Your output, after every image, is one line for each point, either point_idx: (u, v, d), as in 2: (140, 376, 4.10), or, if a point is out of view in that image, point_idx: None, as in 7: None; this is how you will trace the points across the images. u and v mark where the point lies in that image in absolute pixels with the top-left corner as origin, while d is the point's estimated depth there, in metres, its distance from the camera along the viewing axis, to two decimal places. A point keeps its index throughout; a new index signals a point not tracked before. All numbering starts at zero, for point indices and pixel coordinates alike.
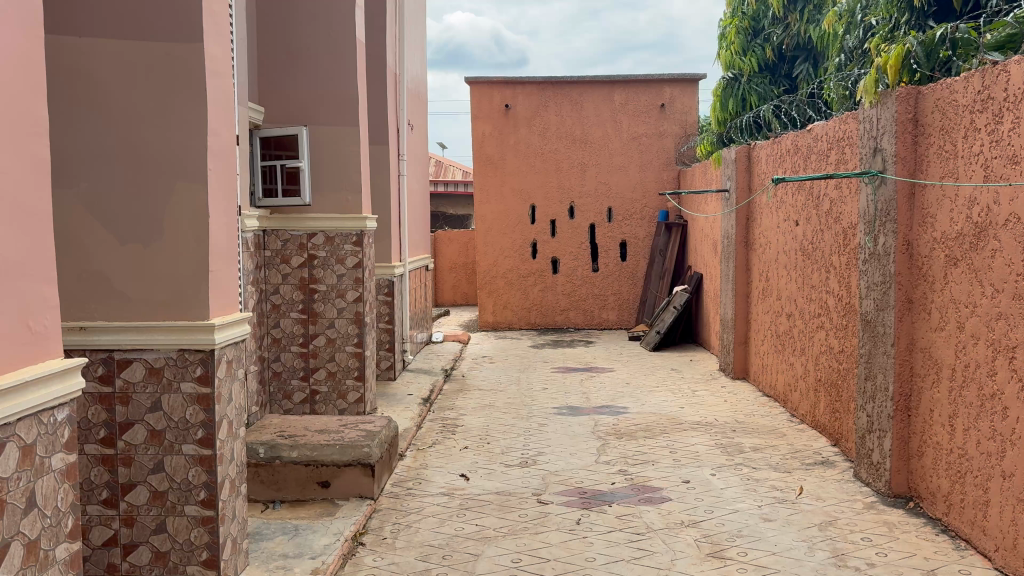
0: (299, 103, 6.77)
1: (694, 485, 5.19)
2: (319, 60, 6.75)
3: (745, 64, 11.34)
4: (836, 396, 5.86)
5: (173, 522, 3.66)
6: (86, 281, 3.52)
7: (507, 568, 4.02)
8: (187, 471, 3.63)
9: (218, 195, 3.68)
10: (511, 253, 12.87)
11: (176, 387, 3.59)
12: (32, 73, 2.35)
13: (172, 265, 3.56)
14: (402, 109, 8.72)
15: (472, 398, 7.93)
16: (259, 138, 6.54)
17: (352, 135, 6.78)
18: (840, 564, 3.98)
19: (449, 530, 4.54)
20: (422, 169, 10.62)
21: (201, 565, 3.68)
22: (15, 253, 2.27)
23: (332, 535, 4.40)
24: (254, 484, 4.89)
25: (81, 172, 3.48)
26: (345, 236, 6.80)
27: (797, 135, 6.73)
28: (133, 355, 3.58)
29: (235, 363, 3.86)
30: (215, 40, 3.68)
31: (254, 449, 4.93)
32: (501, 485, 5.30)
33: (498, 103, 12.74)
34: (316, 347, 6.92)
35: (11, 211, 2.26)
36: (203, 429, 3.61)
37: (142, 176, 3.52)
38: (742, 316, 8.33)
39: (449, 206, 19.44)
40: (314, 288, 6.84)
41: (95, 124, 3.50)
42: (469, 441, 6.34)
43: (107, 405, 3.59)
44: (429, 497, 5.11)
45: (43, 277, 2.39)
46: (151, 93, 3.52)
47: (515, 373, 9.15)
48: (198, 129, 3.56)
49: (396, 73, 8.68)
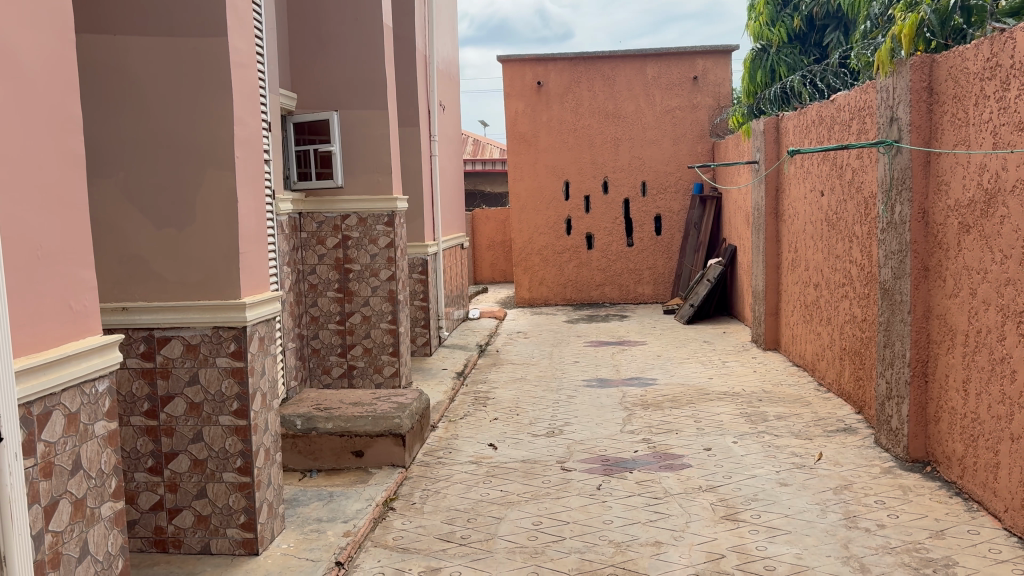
0: (330, 87, 6.97)
1: (715, 452, 5.33)
2: (347, 46, 6.94)
3: (774, 35, 11.27)
4: (859, 364, 5.93)
5: (212, 488, 3.92)
6: (126, 264, 3.77)
7: (528, 530, 4.22)
8: (224, 440, 3.88)
9: (246, 181, 3.90)
10: (546, 229, 13.01)
11: (212, 362, 3.83)
12: (66, 73, 2.57)
13: (205, 248, 3.79)
14: (432, 90, 8.88)
15: (504, 372, 8.13)
16: (293, 124, 6.78)
17: (382, 118, 6.96)
18: (850, 525, 4.10)
19: (475, 496, 4.75)
20: (454, 149, 10.78)
21: (239, 527, 3.94)
22: (54, 240, 2.49)
23: (365, 500, 4.64)
24: (292, 454, 5.15)
25: (121, 163, 3.73)
26: (377, 217, 7.03)
27: (821, 106, 6.75)
28: (171, 333, 3.83)
29: (267, 339, 4.10)
30: (240, 33, 3.88)
31: (291, 421, 5.18)
32: (527, 453, 5.50)
33: (530, 81, 12.82)
34: (353, 325, 7.17)
35: (49, 201, 2.48)
36: (238, 400, 3.85)
37: (173, 165, 3.75)
38: (773, 287, 8.38)
39: (488, 184, 19.64)
40: (349, 267, 7.07)
41: (128, 116, 3.74)
42: (499, 413, 6.55)
43: (149, 378, 3.86)
44: (458, 465, 5.33)
45: (82, 262, 2.63)
46: (181, 87, 3.74)
47: (548, 347, 9.33)
48: (226, 119, 3.76)
49: (426, 55, 8.84)
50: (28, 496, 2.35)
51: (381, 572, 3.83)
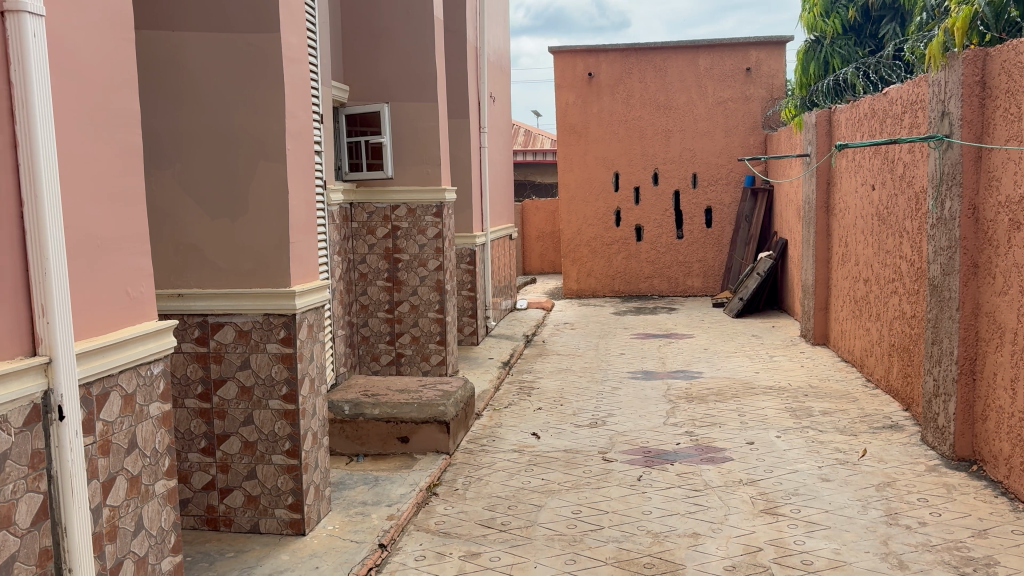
0: (382, 80, 7.09)
1: (757, 446, 5.33)
2: (398, 38, 7.05)
3: (828, 27, 11.11)
4: (907, 360, 5.86)
5: (262, 469, 4.07)
6: (181, 252, 3.93)
7: (567, 518, 4.29)
8: (274, 423, 4.02)
9: (296, 173, 4.02)
10: (595, 221, 13.01)
11: (263, 348, 3.97)
12: (123, 72, 2.70)
13: (256, 237, 3.92)
14: (483, 81, 8.95)
15: (549, 362, 8.20)
16: (345, 115, 6.93)
17: (431, 110, 7.06)
18: (891, 522, 4.08)
19: (516, 483, 4.84)
20: (504, 140, 10.84)
21: (287, 508, 4.08)
22: (113, 230, 2.63)
23: (409, 485, 4.76)
24: (339, 439, 5.28)
25: (178, 156, 3.89)
26: (426, 208, 7.16)
27: (873, 99, 6.65)
28: (224, 319, 3.97)
29: (316, 326, 4.23)
30: (291, 29, 3.99)
31: (339, 407, 5.33)
32: (569, 443, 5.56)
33: (581, 72, 12.81)
34: (401, 313, 7.30)
35: (108, 193, 2.62)
36: (287, 385, 3.99)
37: (227, 157, 3.89)
38: (822, 281, 8.29)
39: (538, 175, 19.67)
40: (398, 257, 7.18)
41: (185, 109, 3.89)
42: (543, 403, 6.61)
43: (203, 362, 4.01)
44: (501, 453, 5.42)
45: (138, 251, 2.77)
46: (235, 82, 3.88)
47: (594, 339, 9.36)
48: (276, 112, 3.88)
49: (476, 47, 8.92)
50: (87, 471, 2.49)
51: (423, 555, 3.94)
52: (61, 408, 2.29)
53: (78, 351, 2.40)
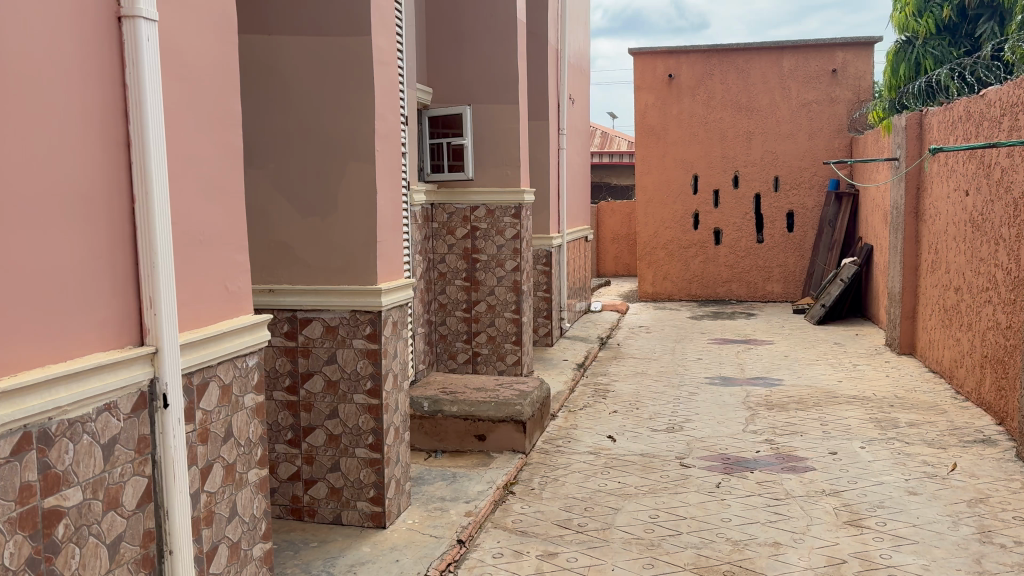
0: (464, 82, 7.17)
1: (841, 456, 5.20)
2: (481, 40, 7.11)
3: (921, 26, 10.77)
4: (1002, 373, 5.64)
5: (345, 462, 4.17)
6: (274, 249, 4.06)
7: (644, 522, 4.27)
8: (358, 417, 4.11)
9: (385, 173, 4.10)
10: (672, 224, 12.89)
11: (349, 343, 4.07)
12: (227, 74, 2.81)
13: (345, 235, 4.01)
14: (563, 83, 8.97)
15: (625, 366, 8.16)
16: (428, 118, 7.02)
17: (512, 112, 7.10)
18: (984, 540, 3.93)
19: (593, 485, 4.83)
20: (582, 142, 10.83)
21: (369, 502, 4.17)
22: (215, 226, 2.74)
23: (486, 483, 4.80)
24: (418, 434, 5.38)
25: (272, 156, 4.01)
26: (505, 209, 7.21)
27: (970, 101, 6.42)
28: (313, 315, 4.08)
29: (400, 324, 4.31)
30: (382, 32, 4.07)
31: (418, 403, 5.42)
32: (646, 447, 5.52)
33: (661, 74, 12.73)
34: (478, 313, 7.36)
35: (212, 191, 2.72)
36: (371, 380, 4.07)
37: (319, 157, 3.99)
38: (910, 289, 8.03)
39: (614, 177, 19.58)
40: (476, 257, 7.28)
41: (279, 111, 4.01)
42: (619, 406, 6.58)
43: (291, 356, 4.14)
44: (577, 454, 5.42)
45: (238, 247, 2.87)
46: (328, 85, 3.98)
47: (671, 343, 9.27)
48: (367, 114, 3.96)
49: (557, 49, 8.94)
50: (187, 458, 2.59)
51: (501, 552, 3.97)
52: (165, 396, 2.40)
53: (183, 341, 2.51)
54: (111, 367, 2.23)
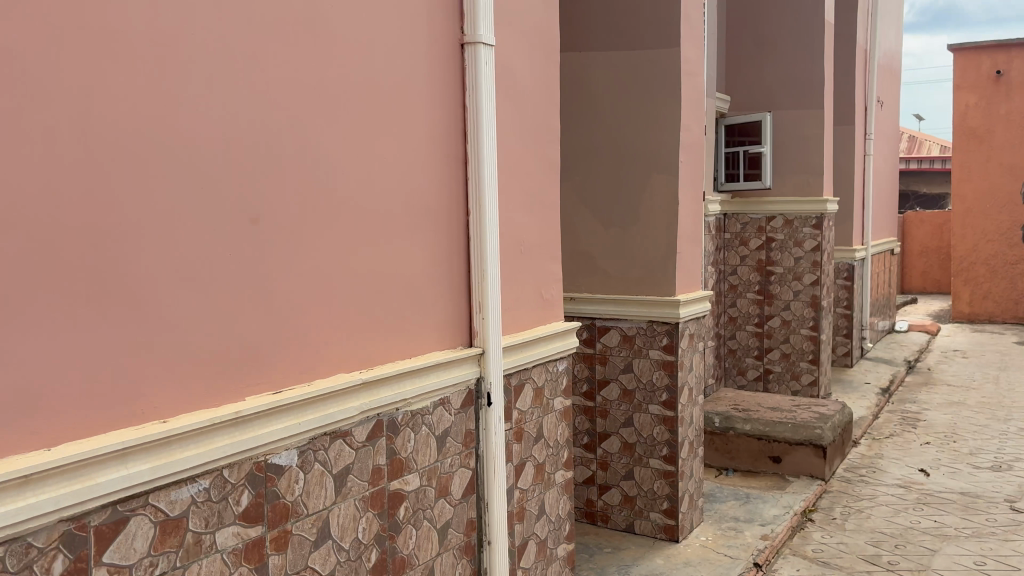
0: (765, 88, 6.94)
1: None
2: (785, 45, 6.81)
3: None
4: None
5: (640, 471, 4.20)
6: (577, 258, 4.21)
7: (968, 568, 3.85)
8: (653, 428, 4.12)
9: (689, 185, 4.06)
10: (995, 237, 11.56)
11: (646, 353, 4.10)
12: (549, 92, 2.94)
13: (647, 246, 4.03)
14: (873, 85, 8.35)
15: (937, 393, 7.42)
16: (725, 126, 6.90)
17: (817, 118, 6.76)
18: None
19: (905, 522, 4.44)
20: (892, 147, 10.04)
21: (662, 513, 4.15)
22: (534, 236, 2.88)
23: (783, 507, 4.59)
24: (709, 451, 5.29)
25: (579, 169, 4.16)
26: (804, 220, 6.92)
27: None
28: (611, 324, 4.19)
29: (698, 337, 4.26)
30: (692, 42, 4.02)
31: (710, 418, 5.32)
32: (967, 485, 4.98)
33: (987, 70, 11.45)
34: (771, 328, 7.07)
35: (532, 204, 2.86)
36: (668, 392, 4.06)
37: (625, 170, 4.06)
38: None
39: (923, 184, 17.92)
40: (771, 270, 7.00)
41: (589, 125, 4.14)
42: (932, 438, 6.00)
43: (590, 363, 4.30)
44: (884, 486, 5.01)
45: (552, 257, 3.00)
46: (637, 98, 4.02)
47: (993, 370, 8.30)
48: (674, 127, 3.94)
49: (867, 49, 8.34)
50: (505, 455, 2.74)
51: None
52: (489, 394, 2.57)
53: (505, 346, 2.66)
54: (443, 365, 2.42)
